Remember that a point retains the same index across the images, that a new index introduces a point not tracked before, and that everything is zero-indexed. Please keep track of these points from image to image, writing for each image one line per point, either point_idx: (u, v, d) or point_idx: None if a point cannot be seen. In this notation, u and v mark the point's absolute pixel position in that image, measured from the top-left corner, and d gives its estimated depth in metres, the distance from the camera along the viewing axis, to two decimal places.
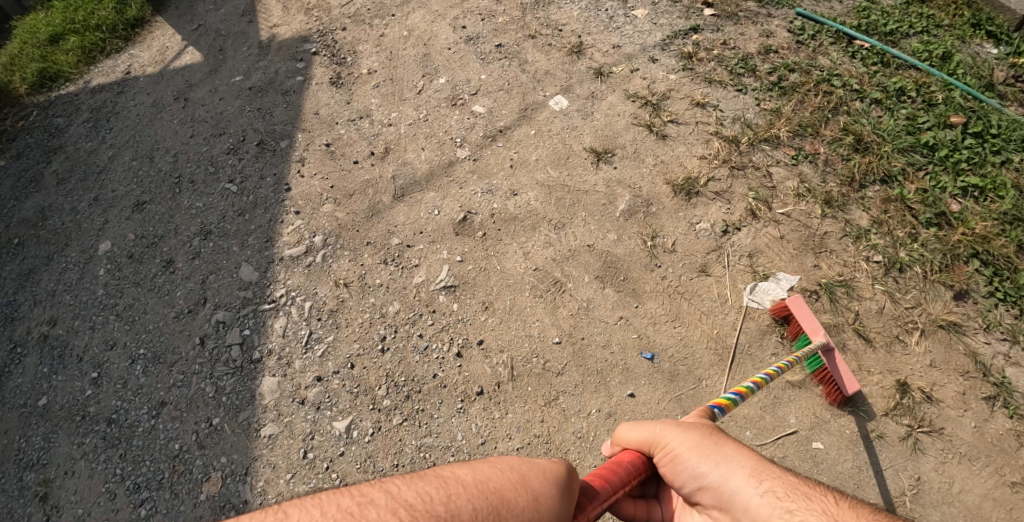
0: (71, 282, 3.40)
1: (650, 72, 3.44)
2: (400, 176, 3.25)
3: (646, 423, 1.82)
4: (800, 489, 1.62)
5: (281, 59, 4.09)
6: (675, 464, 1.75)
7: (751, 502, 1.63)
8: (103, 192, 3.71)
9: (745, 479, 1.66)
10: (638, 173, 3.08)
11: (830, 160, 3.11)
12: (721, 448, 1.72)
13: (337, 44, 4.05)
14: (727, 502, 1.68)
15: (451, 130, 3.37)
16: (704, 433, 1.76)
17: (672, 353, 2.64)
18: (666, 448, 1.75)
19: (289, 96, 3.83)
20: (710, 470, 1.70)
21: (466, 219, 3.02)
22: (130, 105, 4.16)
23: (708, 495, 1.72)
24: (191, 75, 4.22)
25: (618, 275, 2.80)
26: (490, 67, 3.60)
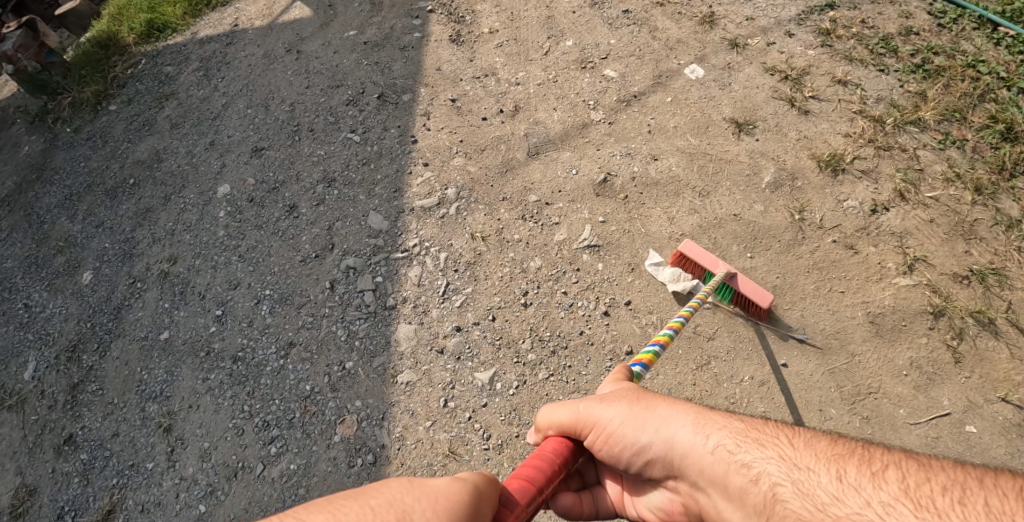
0: (191, 222, 3.42)
1: (787, 46, 3.36)
2: (533, 135, 3.27)
3: (573, 405, 1.75)
4: (738, 436, 1.60)
5: (395, 15, 4.08)
6: (593, 431, 1.73)
7: (699, 461, 1.61)
8: (219, 137, 3.79)
9: (688, 434, 1.64)
10: (781, 146, 3.03)
11: (978, 146, 3.02)
12: (628, 411, 1.70)
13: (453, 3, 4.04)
14: (679, 464, 1.65)
15: (582, 93, 3.39)
16: (630, 401, 1.73)
17: (824, 326, 2.62)
18: (595, 428, 1.70)
19: (407, 51, 3.88)
20: (642, 430, 1.68)
21: (606, 181, 3.01)
22: (241, 56, 4.20)
23: (660, 465, 1.69)
24: (303, 29, 4.23)
25: (767, 246, 2.77)
26: (619, 33, 3.57)
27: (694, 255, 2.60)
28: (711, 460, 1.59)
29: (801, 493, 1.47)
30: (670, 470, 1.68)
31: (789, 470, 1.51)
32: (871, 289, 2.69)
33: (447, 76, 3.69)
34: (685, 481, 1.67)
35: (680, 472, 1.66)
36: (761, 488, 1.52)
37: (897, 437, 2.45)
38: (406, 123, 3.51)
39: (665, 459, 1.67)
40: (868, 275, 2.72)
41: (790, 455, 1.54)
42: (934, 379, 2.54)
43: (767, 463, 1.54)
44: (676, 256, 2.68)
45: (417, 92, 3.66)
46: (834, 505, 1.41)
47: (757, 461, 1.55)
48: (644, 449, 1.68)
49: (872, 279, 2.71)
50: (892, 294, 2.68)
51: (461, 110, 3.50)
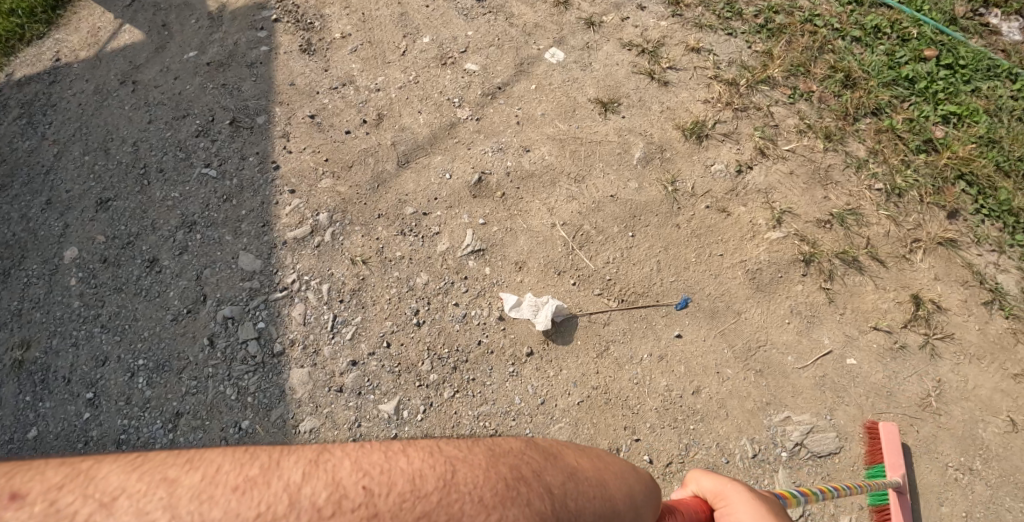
0: (39, 298, 3.10)
1: (640, 20, 3.42)
2: (400, 142, 3.14)
3: (723, 476, 1.51)
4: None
5: (238, 29, 3.84)
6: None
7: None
8: (56, 194, 3.44)
9: None
10: (646, 121, 3.07)
11: (823, 96, 3.18)
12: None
13: (300, 9, 3.85)
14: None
15: (446, 90, 3.28)
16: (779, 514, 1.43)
17: (708, 291, 2.69)
18: (726, 511, 1.46)
19: (255, 68, 3.65)
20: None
21: (481, 180, 2.94)
22: (69, 95, 3.81)
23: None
24: (137, 55, 3.89)
25: (645, 221, 2.80)
26: (475, 23, 3.50)
27: (890, 441, 2.44)
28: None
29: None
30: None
31: None
32: (745, 246, 2.79)
33: (300, 88, 3.48)
34: None
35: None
36: None
37: (790, 383, 2.58)
38: (268, 144, 3.33)
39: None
40: (742, 234, 2.81)
41: None
42: (813, 322, 2.68)
43: None
44: (872, 425, 2.51)
45: (271, 113, 3.44)
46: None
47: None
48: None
49: (745, 238, 2.81)
50: (765, 248, 2.79)
51: (323, 125, 3.32)
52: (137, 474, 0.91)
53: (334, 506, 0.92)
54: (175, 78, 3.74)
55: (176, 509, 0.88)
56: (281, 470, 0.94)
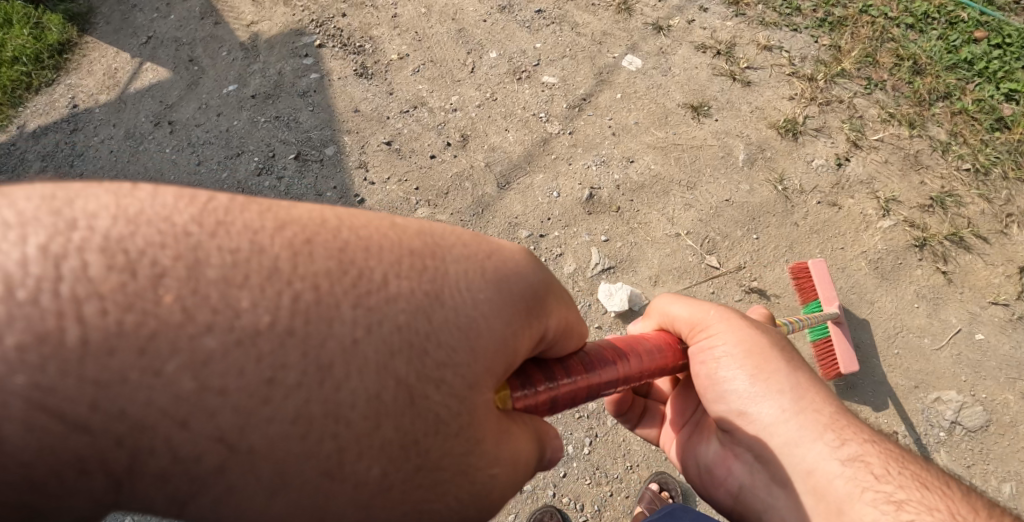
0: None
1: (706, 21, 3.43)
2: (495, 163, 3.02)
3: (702, 306, 1.63)
4: (867, 444, 1.47)
5: (279, 57, 3.72)
6: (709, 366, 1.57)
7: (800, 457, 1.47)
8: None
9: (814, 436, 1.47)
10: (739, 122, 3.08)
11: (894, 84, 3.24)
12: (761, 379, 1.52)
13: (344, 33, 3.73)
14: (764, 442, 1.52)
15: (528, 106, 3.20)
16: (771, 343, 1.58)
17: (840, 285, 2.75)
18: (704, 342, 1.59)
19: (309, 97, 3.48)
20: (762, 398, 1.52)
21: (593, 196, 2.88)
22: (95, 142, 3.68)
23: (744, 421, 1.54)
24: (169, 94, 3.75)
25: (767, 221, 2.83)
26: (542, 35, 3.45)
27: (819, 276, 2.54)
28: (817, 471, 1.44)
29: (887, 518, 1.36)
30: (760, 446, 1.53)
31: (886, 467, 1.45)
32: (860, 238, 2.83)
33: (369, 113, 3.35)
34: (765, 464, 1.54)
35: (757, 448, 1.54)
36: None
37: (930, 367, 2.62)
38: (347, 176, 3.15)
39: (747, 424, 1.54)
40: (856, 227, 2.85)
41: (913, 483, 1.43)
42: (939, 306, 2.73)
43: (889, 483, 1.42)
44: (797, 268, 2.59)
45: (340, 143, 3.27)
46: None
47: (909, 507, 1.38)
48: (742, 415, 1.55)
49: (858, 230, 2.85)
50: (880, 236, 2.84)
51: (402, 151, 3.17)
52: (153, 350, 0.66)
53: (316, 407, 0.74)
54: (218, 114, 3.57)
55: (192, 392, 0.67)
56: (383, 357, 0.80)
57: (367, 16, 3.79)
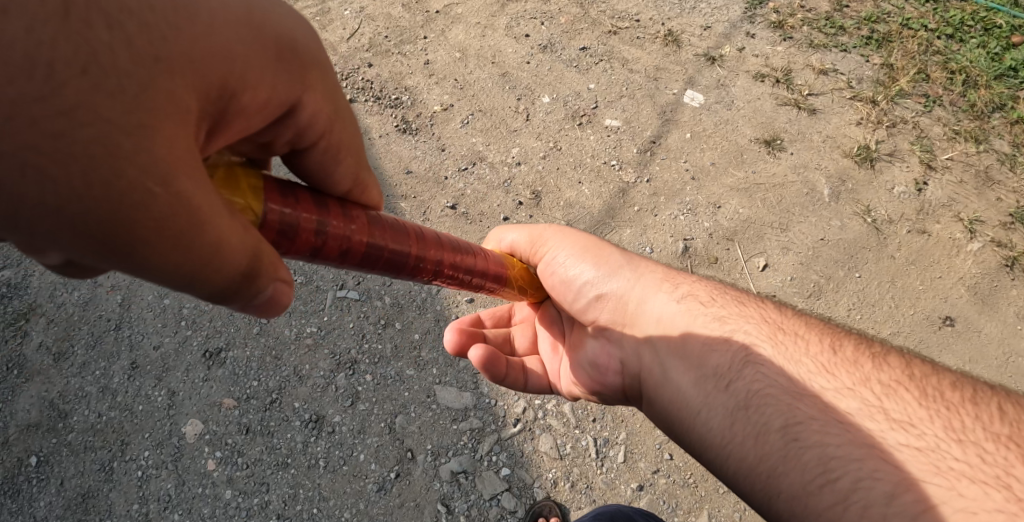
0: (170, 494, 2.57)
1: (757, 47, 3.36)
2: (575, 220, 2.86)
3: (529, 230, 2.02)
4: (726, 299, 1.65)
5: None
6: (551, 256, 1.95)
7: (667, 303, 1.69)
8: (141, 353, 2.92)
9: (665, 299, 1.70)
10: (814, 153, 3.02)
11: (951, 99, 3.21)
12: (586, 254, 1.88)
13: (374, 84, 3.53)
14: (613, 309, 1.79)
15: (597, 153, 3.05)
16: (586, 240, 1.93)
17: (944, 313, 2.71)
18: (547, 248, 1.96)
19: None
20: (615, 285, 1.81)
21: (687, 247, 2.78)
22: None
23: (608, 307, 1.81)
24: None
25: (863, 259, 2.78)
26: (592, 74, 3.32)
27: None
28: (666, 342, 1.58)
29: (776, 359, 1.41)
30: (632, 327, 1.73)
31: (768, 335, 1.48)
32: (955, 262, 2.81)
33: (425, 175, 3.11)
34: (633, 331, 1.72)
35: (635, 323, 1.72)
36: (749, 397, 1.35)
37: None
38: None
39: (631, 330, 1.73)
40: (949, 253, 2.83)
41: (869, 374, 1.33)
42: None
43: (746, 327, 1.52)
44: None
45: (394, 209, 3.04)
46: (793, 383, 1.35)
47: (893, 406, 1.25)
48: (604, 306, 1.81)
49: (952, 255, 2.82)
50: (972, 259, 2.82)
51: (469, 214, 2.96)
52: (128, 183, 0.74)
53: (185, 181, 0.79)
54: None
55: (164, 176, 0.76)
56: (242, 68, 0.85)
57: (397, 65, 3.60)
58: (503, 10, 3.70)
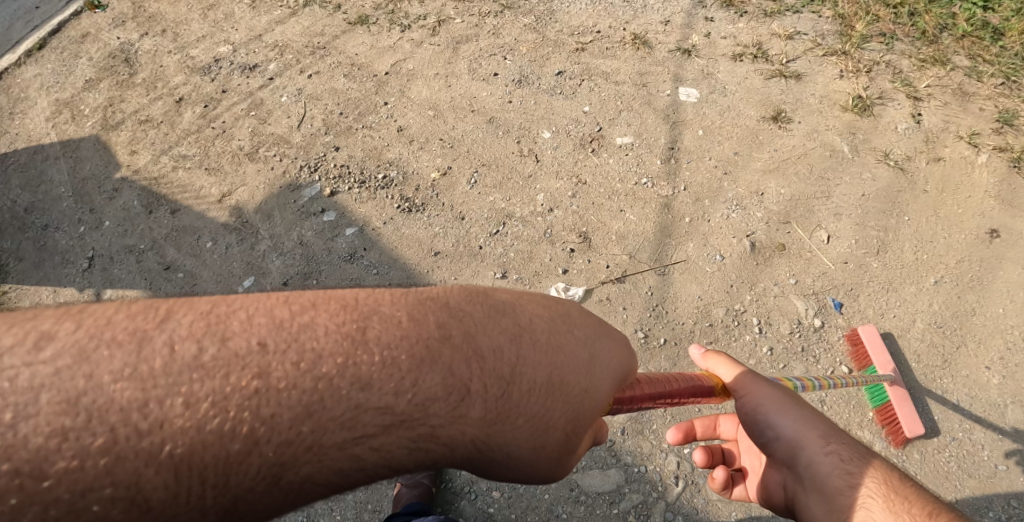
0: None
1: (721, 30, 3.38)
2: (638, 249, 2.76)
3: (732, 365, 1.68)
4: (863, 461, 1.46)
5: (289, 223, 3.18)
6: (749, 398, 1.62)
7: (828, 477, 1.47)
8: None
9: (835, 467, 1.46)
10: (819, 117, 3.07)
11: (904, 31, 3.36)
12: (786, 410, 1.56)
13: (352, 166, 3.26)
14: (788, 432, 1.55)
15: (623, 176, 2.95)
16: (785, 389, 1.62)
17: (986, 225, 2.82)
18: (746, 396, 1.62)
19: (361, 256, 2.96)
20: (784, 420, 1.56)
21: (753, 243, 2.76)
22: None
23: (781, 450, 1.56)
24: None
25: (897, 205, 2.86)
26: (582, 96, 3.21)
27: (874, 342, 2.49)
28: (811, 488, 1.49)
29: None
30: (789, 459, 1.55)
31: None
32: (977, 176, 2.92)
33: (466, 247, 2.85)
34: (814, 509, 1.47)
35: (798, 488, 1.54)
36: None
37: None
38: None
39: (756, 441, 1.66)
40: (968, 169, 2.94)
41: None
42: None
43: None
44: (857, 354, 2.52)
45: None
46: None
47: None
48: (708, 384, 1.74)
49: (971, 171, 2.94)
50: (989, 168, 2.93)
51: (524, 277, 2.74)
52: (342, 319, 0.90)
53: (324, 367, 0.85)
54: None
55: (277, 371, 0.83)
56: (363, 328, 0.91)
57: (366, 139, 3.33)
58: (456, 54, 3.53)
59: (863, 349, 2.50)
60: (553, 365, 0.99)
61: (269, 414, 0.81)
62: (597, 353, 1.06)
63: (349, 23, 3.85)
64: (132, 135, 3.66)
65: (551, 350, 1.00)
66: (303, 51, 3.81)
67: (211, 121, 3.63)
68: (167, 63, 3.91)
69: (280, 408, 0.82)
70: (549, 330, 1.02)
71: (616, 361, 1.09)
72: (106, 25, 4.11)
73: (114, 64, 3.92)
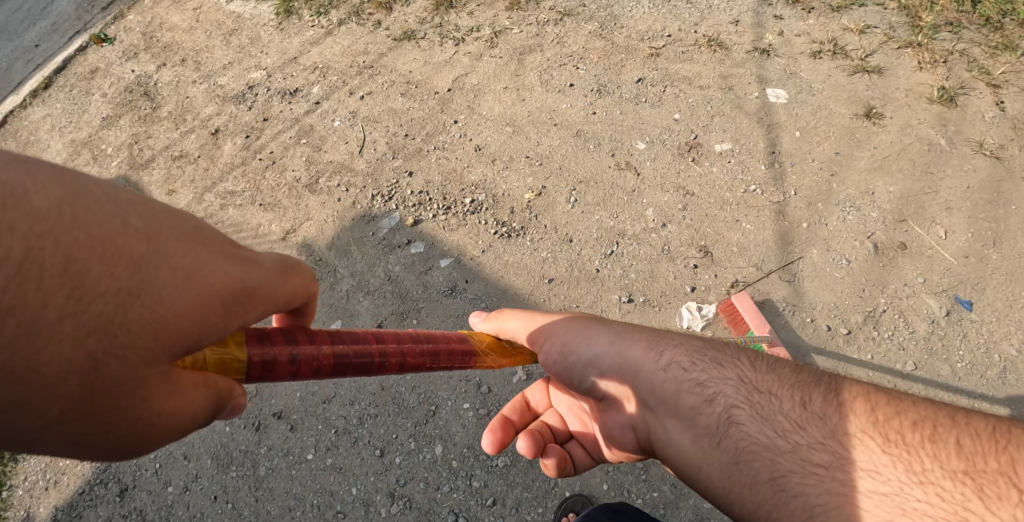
0: None
1: (793, 27, 3.29)
2: (766, 260, 2.67)
3: (529, 317, 1.63)
4: (779, 398, 1.27)
5: (373, 259, 2.96)
6: (554, 344, 1.54)
7: (735, 429, 1.26)
8: None
9: (657, 367, 1.38)
10: (910, 110, 3.01)
11: (968, 19, 3.32)
12: (593, 335, 1.49)
13: (431, 193, 3.06)
14: (603, 351, 1.46)
15: (729, 184, 2.85)
16: (587, 317, 1.54)
17: None
18: (555, 338, 1.54)
19: (462, 289, 2.77)
20: (598, 350, 1.47)
21: (876, 245, 2.69)
22: (176, 493, 2.52)
23: (610, 381, 1.46)
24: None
25: (1000, 195, 2.79)
26: (669, 104, 3.09)
27: (748, 309, 2.51)
28: (657, 401, 1.37)
29: (892, 462, 1.11)
30: (623, 390, 1.44)
31: (817, 421, 1.20)
32: None
33: (584, 271, 2.70)
34: (672, 423, 1.35)
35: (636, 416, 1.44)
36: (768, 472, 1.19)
37: None
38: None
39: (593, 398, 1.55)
40: None
41: (845, 411, 1.20)
42: None
43: (727, 387, 1.31)
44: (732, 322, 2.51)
45: None
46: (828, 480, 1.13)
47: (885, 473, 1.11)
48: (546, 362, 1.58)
49: None
50: None
51: (651, 299, 2.62)
52: (93, 238, 0.78)
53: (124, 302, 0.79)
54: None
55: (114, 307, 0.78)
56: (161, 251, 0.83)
57: (441, 162, 3.15)
58: (523, 65, 3.38)
59: (738, 315, 2.52)
60: (194, 253, 0.86)
61: (112, 343, 0.79)
62: (229, 271, 0.88)
63: (394, 39, 3.69)
64: (166, 172, 3.52)
65: (206, 282, 0.86)
66: (347, 72, 3.65)
67: (257, 152, 3.49)
68: (193, 93, 3.79)
69: (107, 333, 0.78)
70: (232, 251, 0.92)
71: (243, 273, 0.91)
72: (117, 58, 3.97)
73: (133, 99, 3.79)
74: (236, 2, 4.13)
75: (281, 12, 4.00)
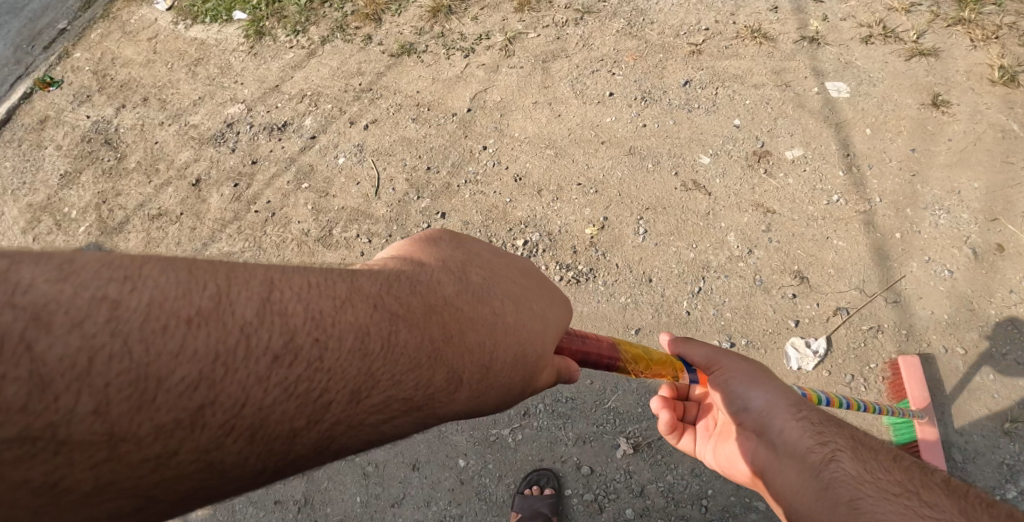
0: None
1: (835, 10, 3.01)
2: (868, 279, 2.44)
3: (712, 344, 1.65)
4: (835, 426, 1.50)
5: None
6: (724, 383, 1.62)
7: (881, 482, 1.33)
8: None
9: (797, 424, 1.51)
10: (974, 96, 2.77)
11: None
12: (758, 384, 1.59)
13: (475, 236, 2.68)
14: (755, 399, 1.58)
15: (809, 196, 2.58)
16: (767, 371, 1.62)
17: None
18: (720, 369, 1.63)
19: None
20: (756, 396, 1.58)
21: (975, 249, 2.49)
22: None
23: (750, 418, 1.58)
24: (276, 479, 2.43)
25: None
26: (725, 108, 2.77)
27: (908, 373, 2.21)
28: (770, 445, 1.53)
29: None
30: (756, 426, 1.57)
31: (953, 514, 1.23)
32: None
33: (673, 316, 2.40)
34: (768, 453, 1.53)
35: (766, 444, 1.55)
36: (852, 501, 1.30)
37: None
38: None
39: (746, 422, 1.59)
40: None
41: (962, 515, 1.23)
42: None
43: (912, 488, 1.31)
44: (893, 390, 2.23)
45: None
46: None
47: None
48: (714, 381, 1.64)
49: None
50: None
51: (753, 340, 2.35)
52: (301, 301, 0.89)
53: (337, 372, 0.89)
54: (416, 466, 2.29)
55: (313, 367, 0.87)
56: (345, 316, 0.91)
57: (477, 198, 2.76)
58: (548, 76, 2.98)
59: (896, 380, 2.22)
60: (429, 325, 0.98)
61: (318, 388, 0.87)
62: (507, 317, 1.05)
63: (392, 55, 3.30)
64: (145, 235, 3.15)
65: (485, 326, 1.02)
66: (342, 98, 3.28)
67: (251, 204, 3.10)
68: (163, 136, 3.49)
69: (314, 403, 0.87)
70: (478, 301, 1.03)
71: (528, 333, 1.06)
72: (69, 103, 3.73)
73: (94, 148, 3.51)
74: (197, 27, 3.81)
75: (253, 34, 3.68)
